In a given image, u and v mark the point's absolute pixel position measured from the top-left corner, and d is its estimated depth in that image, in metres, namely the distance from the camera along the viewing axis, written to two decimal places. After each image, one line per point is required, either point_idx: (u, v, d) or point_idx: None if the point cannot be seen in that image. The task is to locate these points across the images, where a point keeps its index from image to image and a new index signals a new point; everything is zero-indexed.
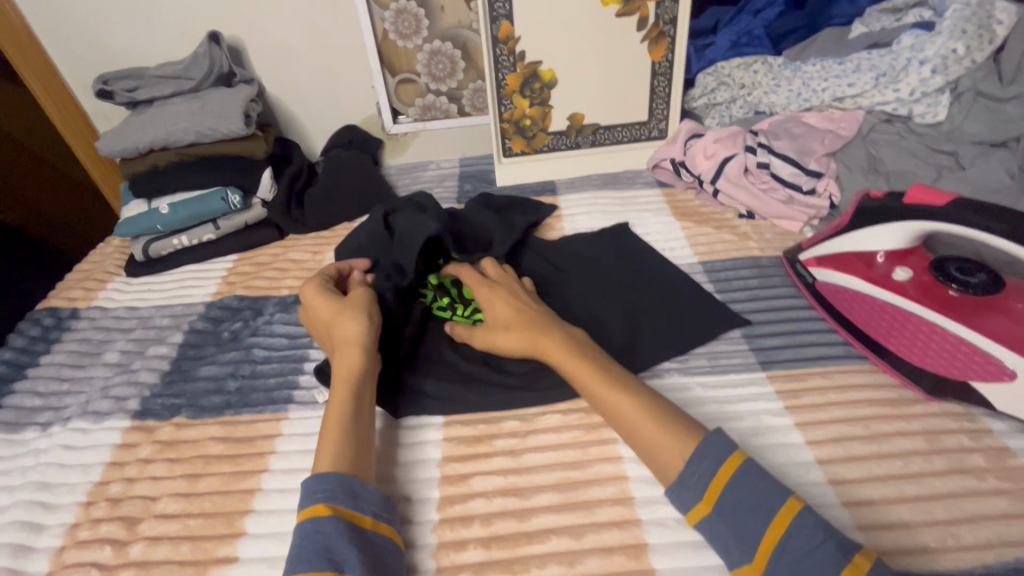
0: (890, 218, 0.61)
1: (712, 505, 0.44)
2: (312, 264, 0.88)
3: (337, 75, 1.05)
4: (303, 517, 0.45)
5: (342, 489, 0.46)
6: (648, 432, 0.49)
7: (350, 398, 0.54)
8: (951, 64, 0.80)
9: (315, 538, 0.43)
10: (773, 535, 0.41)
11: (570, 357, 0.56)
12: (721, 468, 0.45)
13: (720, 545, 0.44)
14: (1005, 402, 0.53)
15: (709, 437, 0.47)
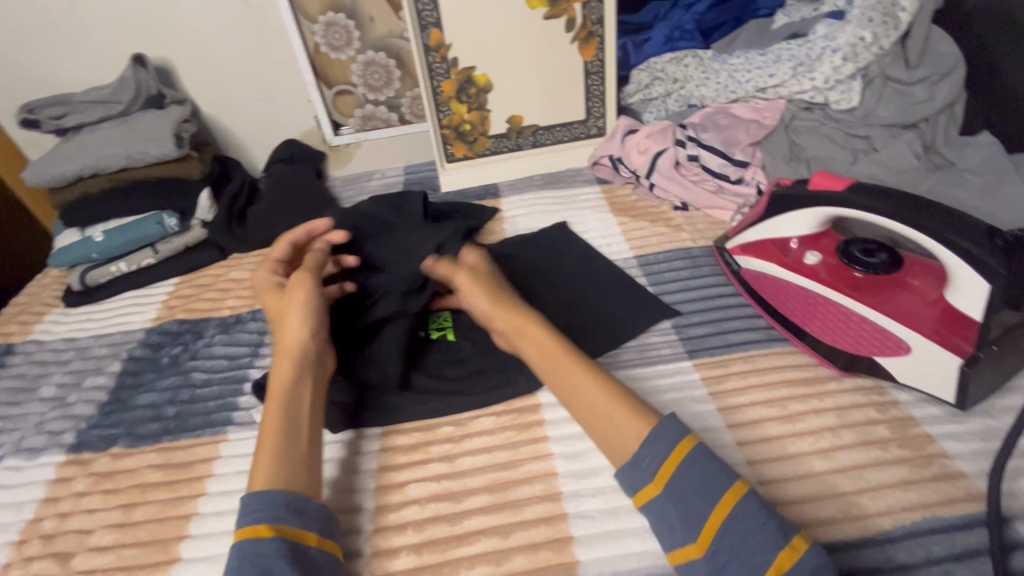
0: (799, 205, 0.63)
1: (662, 487, 0.45)
2: (254, 282, 0.87)
3: (274, 90, 1.05)
4: (244, 537, 0.44)
5: (286, 510, 0.46)
6: (616, 414, 0.50)
7: (289, 411, 0.52)
8: (860, 52, 0.83)
9: (257, 562, 0.42)
10: (714, 521, 0.42)
11: (545, 335, 0.57)
12: (674, 450, 0.46)
13: (664, 528, 0.45)
14: (907, 375, 0.55)
15: (662, 423, 0.48)
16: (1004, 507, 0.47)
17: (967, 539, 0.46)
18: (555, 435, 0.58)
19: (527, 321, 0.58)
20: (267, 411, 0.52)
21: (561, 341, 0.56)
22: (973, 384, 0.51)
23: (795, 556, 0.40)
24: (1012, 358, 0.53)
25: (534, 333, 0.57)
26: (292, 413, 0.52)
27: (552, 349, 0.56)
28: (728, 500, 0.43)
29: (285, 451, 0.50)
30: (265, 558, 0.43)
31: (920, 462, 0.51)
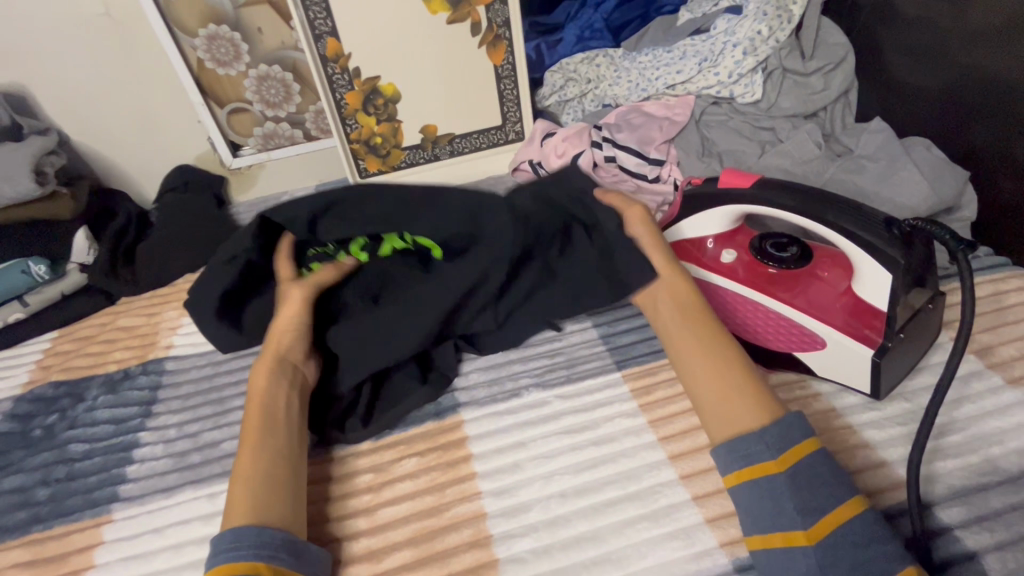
0: (710, 204, 0.62)
1: (785, 467, 0.44)
2: (146, 329, 0.78)
3: (156, 111, 0.95)
4: (238, 570, 0.42)
5: (287, 550, 0.44)
6: (733, 382, 0.50)
7: (266, 424, 0.52)
8: (758, 45, 0.84)
9: None
10: (835, 517, 0.42)
11: (693, 297, 0.57)
12: (801, 443, 0.45)
13: (766, 507, 0.44)
14: (824, 368, 0.56)
15: (791, 415, 0.47)
16: (924, 494, 0.48)
17: (892, 531, 0.46)
18: (483, 470, 0.54)
19: (681, 278, 0.58)
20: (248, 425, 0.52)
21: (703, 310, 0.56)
22: (885, 374, 0.52)
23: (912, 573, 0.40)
24: (918, 342, 0.54)
25: (682, 288, 0.58)
26: (269, 429, 0.51)
27: (694, 309, 0.56)
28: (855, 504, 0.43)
29: (263, 466, 0.49)
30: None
31: (844, 455, 0.52)
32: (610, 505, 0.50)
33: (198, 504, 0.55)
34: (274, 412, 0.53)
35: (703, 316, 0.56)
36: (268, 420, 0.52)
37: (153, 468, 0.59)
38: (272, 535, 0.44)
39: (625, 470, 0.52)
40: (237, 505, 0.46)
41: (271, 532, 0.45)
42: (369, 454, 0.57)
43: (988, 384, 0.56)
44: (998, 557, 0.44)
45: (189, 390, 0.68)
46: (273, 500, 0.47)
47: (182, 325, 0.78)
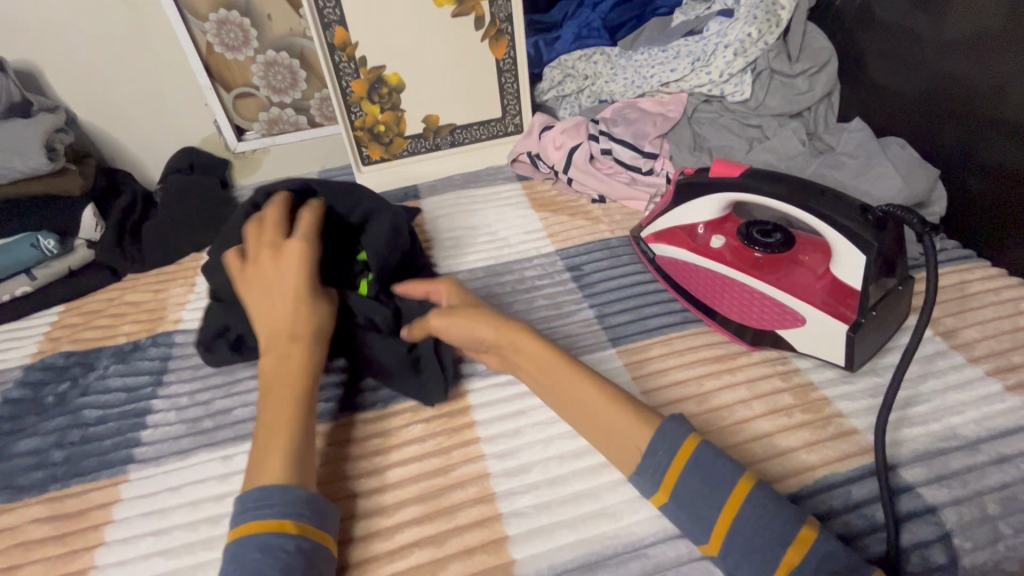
0: (701, 192, 0.66)
1: (669, 495, 0.46)
2: (154, 304, 0.80)
3: (164, 94, 0.96)
4: (262, 529, 0.43)
5: (308, 508, 0.45)
6: (601, 420, 0.50)
7: (283, 398, 0.51)
8: (748, 47, 0.89)
9: (279, 555, 0.42)
10: (727, 515, 0.43)
11: (537, 348, 0.54)
12: (675, 460, 0.46)
13: (678, 523, 0.46)
14: (804, 344, 0.60)
15: (667, 421, 0.48)
16: (891, 456, 0.53)
17: (862, 489, 0.51)
18: (486, 435, 0.57)
19: (522, 333, 0.55)
20: (268, 401, 0.52)
21: (558, 356, 0.53)
22: (859, 348, 0.56)
23: (807, 546, 0.41)
24: (889, 321, 0.58)
25: (526, 347, 0.54)
26: (291, 400, 0.51)
27: (546, 361, 0.53)
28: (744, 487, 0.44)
29: (285, 435, 0.49)
30: (287, 558, 0.42)
31: (821, 424, 0.56)
32: (605, 466, 0.54)
33: (213, 465, 0.58)
34: (292, 385, 0.52)
35: (556, 364, 0.53)
36: (285, 393, 0.52)
37: (167, 432, 0.61)
38: (295, 495, 0.45)
39: None
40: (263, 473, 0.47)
41: (293, 493, 0.45)
42: (377, 419, 0.60)
43: (951, 362, 0.61)
44: (954, 510, 0.49)
45: (199, 361, 0.70)
46: (293, 466, 0.47)
47: (190, 301, 0.80)
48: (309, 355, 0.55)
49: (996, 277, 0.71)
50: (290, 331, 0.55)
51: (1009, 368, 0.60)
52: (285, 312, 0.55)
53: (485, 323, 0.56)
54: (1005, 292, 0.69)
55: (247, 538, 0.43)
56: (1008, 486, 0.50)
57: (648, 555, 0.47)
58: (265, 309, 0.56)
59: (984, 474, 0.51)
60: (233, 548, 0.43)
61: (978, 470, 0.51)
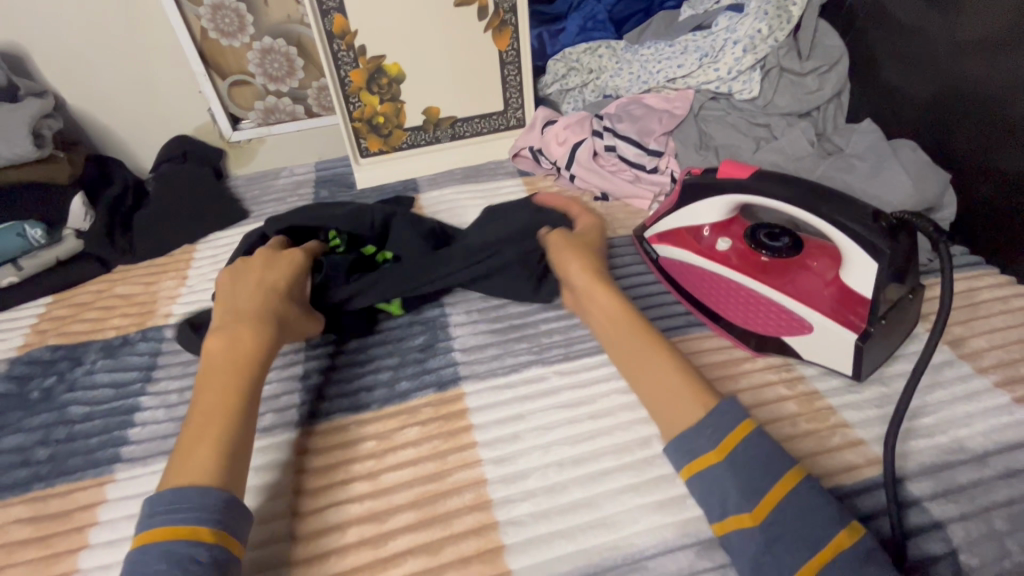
0: (709, 193, 0.64)
1: (724, 458, 0.46)
2: (144, 297, 0.78)
3: (156, 80, 0.94)
4: (172, 537, 0.41)
5: (220, 511, 0.43)
6: (658, 376, 0.52)
7: (218, 389, 0.50)
8: (758, 43, 0.87)
9: (191, 567, 0.40)
10: (777, 493, 0.44)
11: (616, 307, 0.58)
12: (736, 429, 0.47)
13: (716, 495, 0.46)
14: (810, 351, 0.59)
15: (723, 403, 0.49)
16: (898, 469, 0.52)
17: (867, 502, 0.50)
18: (484, 439, 0.56)
19: (597, 288, 0.60)
20: (204, 390, 0.50)
21: (632, 315, 0.57)
22: (867, 358, 0.55)
23: (852, 535, 0.42)
24: (898, 329, 0.57)
25: (601, 301, 0.59)
26: (227, 391, 0.50)
27: (622, 322, 0.57)
28: (792, 477, 0.45)
29: (220, 422, 0.48)
30: (192, 571, 0.40)
31: (826, 433, 0.55)
32: (605, 474, 0.52)
33: None
34: (231, 378, 0.51)
35: (633, 323, 0.57)
36: (225, 383, 0.51)
37: (155, 431, 0.60)
38: (212, 498, 0.43)
39: (617, 443, 0.55)
40: (186, 467, 0.45)
41: (214, 493, 0.44)
42: (373, 422, 0.58)
43: (959, 371, 0.60)
44: (962, 526, 0.47)
45: (190, 358, 0.68)
46: (218, 455, 0.46)
47: (181, 294, 0.78)
48: (259, 345, 0.54)
49: (1004, 285, 0.70)
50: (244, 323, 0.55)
51: (1017, 380, 0.59)
52: (246, 307, 0.57)
53: (577, 273, 0.62)
54: (1012, 301, 0.68)
55: (154, 546, 0.41)
56: (1016, 502, 0.49)
57: (648, 567, 0.46)
58: (233, 303, 0.57)
59: (991, 489, 0.50)
60: (133, 559, 0.41)
61: (986, 484, 0.50)
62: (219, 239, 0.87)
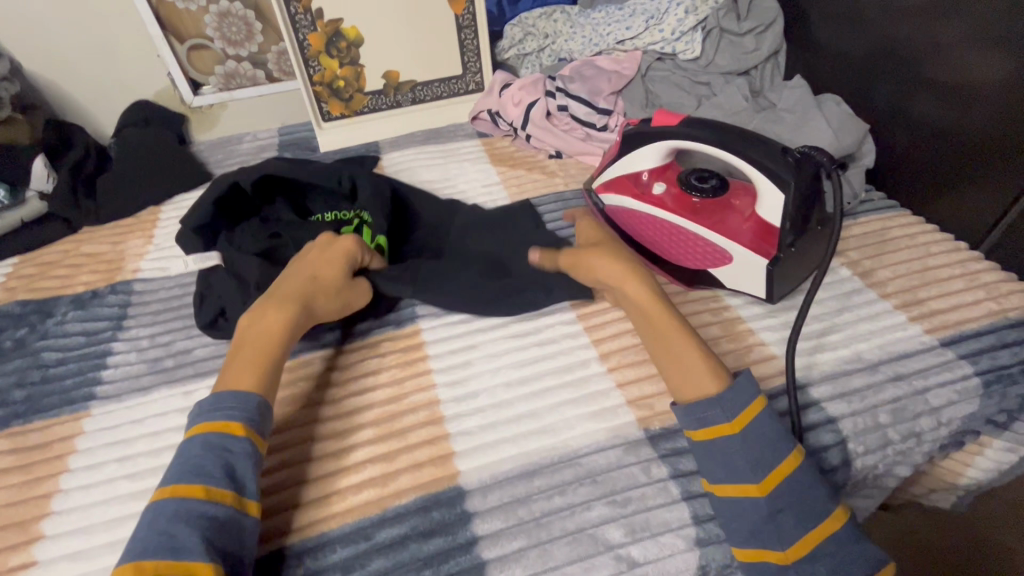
0: (645, 139, 0.69)
1: (739, 429, 0.47)
2: (111, 255, 0.80)
3: (113, 44, 0.94)
4: (207, 430, 0.47)
5: (258, 414, 0.49)
6: (676, 350, 0.53)
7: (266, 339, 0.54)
8: (699, 6, 0.92)
9: (219, 451, 0.46)
10: (784, 469, 0.45)
11: (643, 297, 0.57)
12: (751, 404, 0.48)
13: (722, 463, 0.47)
14: (730, 279, 0.65)
15: (711, 358, 0.51)
16: (804, 378, 0.58)
17: (773, 405, 0.56)
18: (439, 366, 0.61)
19: (631, 279, 0.58)
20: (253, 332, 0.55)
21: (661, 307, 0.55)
22: (777, 281, 0.62)
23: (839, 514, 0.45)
24: (808, 258, 0.63)
25: (633, 293, 0.57)
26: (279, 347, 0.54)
27: (650, 311, 0.56)
28: (795, 458, 0.46)
29: (268, 363, 0.53)
30: (220, 455, 0.45)
31: (745, 350, 0.62)
32: (547, 391, 0.58)
33: (174, 399, 0.60)
34: (277, 322, 0.55)
35: (662, 315, 0.55)
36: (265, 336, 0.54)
37: (128, 371, 0.63)
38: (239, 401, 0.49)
39: (559, 366, 0.60)
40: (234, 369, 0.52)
41: (239, 398, 0.49)
42: (335, 356, 0.63)
43: (864, 297, 0.67)
44: (852, 420, 0.55)
45: (159, 307, 0.71)
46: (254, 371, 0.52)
47: (148, 252, 0.80)
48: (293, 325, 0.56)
49: (912, 225, 0.77)
50: (302, 294, 0.57)
51: (914, 302, 0.66)
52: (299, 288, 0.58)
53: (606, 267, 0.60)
54: (918, 238, 0.75)
55: (197, 439, 0.46)
56: (900, 399, 0.56)
57: (582, 463, 0.52)
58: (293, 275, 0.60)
59: (880, 390, 0.57)
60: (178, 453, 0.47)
61: (877, 387, 0.57)
62: (185, 200, 0.90)
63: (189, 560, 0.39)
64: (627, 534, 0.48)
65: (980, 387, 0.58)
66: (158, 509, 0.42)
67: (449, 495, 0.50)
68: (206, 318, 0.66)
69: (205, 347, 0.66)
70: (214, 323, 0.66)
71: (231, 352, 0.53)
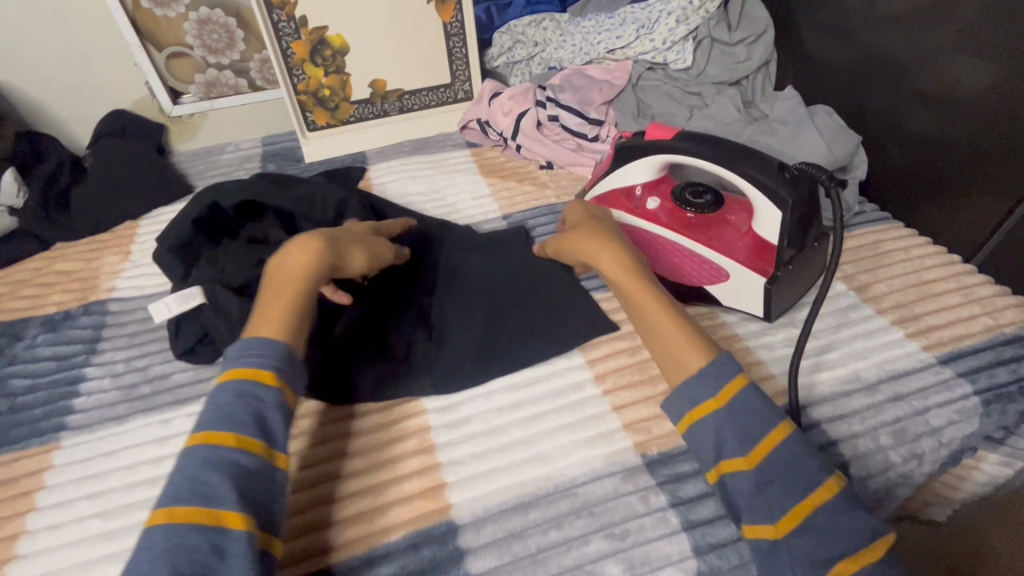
0: (639, 153, 0.68)
1: (722, 404, 0.47)
2: (85, 273, 0.77)
3: (87, 52, 0.91)
4: (237, 376, 0.46)
5: (286, 362, 0.48)
6: (659, 326, 0.53)
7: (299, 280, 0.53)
8: (690, 15, 0.91)
9: (249, 399, 0.45)
10: (763, 449, 0.45)
11: (615, 266, 0.57)
12: (732, 380, 0.48)
13: (711, 442, 0.47)
14: (726, 297, 0.64)
15: (706, 348, 0.51)
16: (804, 399, 0.57)
17: None
18: (429, 391, 0.59)
19: (603, 250, 0.59)
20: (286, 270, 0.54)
21: (631, 276, 0.56)
22: (775, 301, 0.60)
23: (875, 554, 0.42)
24: (805, 275, 0.62)
25: (605, 262, 0.58)
26: (303, 274, 0.53)
27: (620, 277, 0.57)
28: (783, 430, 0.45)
29: (292, 300, 0.51)
30: (251, 404, 0.45)
31: (743, 370, 0.60)
32: (541, 416, 0.56)
33: (150, 429, 0.57)
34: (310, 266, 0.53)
35: (634, 283, 0.56)
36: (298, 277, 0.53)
37: (101, 399, 0.60)
38: (272, 346, 0.48)
39: (553, 389, 0.59)
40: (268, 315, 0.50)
41: (274, 344, 0.48)
42: None
43: (861, 313, 0.66)
44: (854, 443, 0.54)
45: (135, 329, 0.68)
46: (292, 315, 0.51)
47: (125, 269, 0.77)
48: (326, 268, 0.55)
49: (907, 237, 0.77)
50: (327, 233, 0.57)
51: (911, 318, 0.66)
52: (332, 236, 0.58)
53: (580, 240, 0.61)
54: (912, 251, 0.75)
55: (227, 386, 0.46)
56: (901, 420, 0.55)
57: (578, 493, 0.50)
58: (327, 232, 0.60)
59: (881, 410, 0.56)
60: (210, 398, 0.46)
61: (876, 407, 0.56)
62: (163, 214, 0.86)
63: (221, 509, 0.40)
64: (626, 569, 0.46)
65: (979, 406, 0.57)
66: (193, 453, 0.42)
67: (441, 531, 0.48)
68: (182, 344, 0.64)
69: (183, 372, 0.63)
70: (191, 350, 0.64)
71: (259, 294, 0.53)
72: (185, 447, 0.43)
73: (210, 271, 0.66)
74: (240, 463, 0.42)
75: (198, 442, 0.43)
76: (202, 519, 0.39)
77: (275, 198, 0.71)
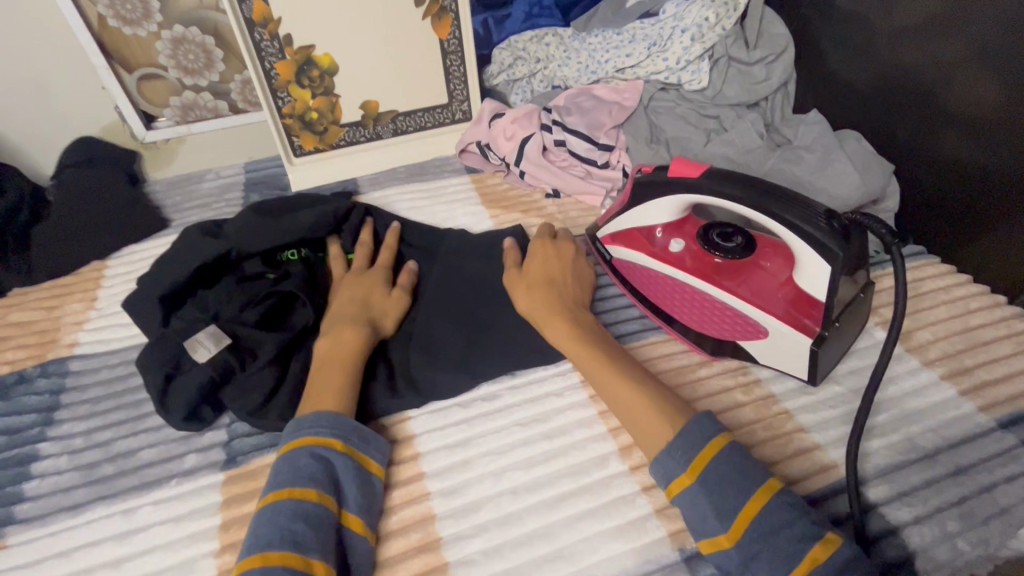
0: (662, 192, 0.61)
1: (697, 474, 0.44)
2: (44, 325, 0.69)
3: (50, 76, 0.83)
4: (309, 441, 0.47)
5: (351, 429, 0.49)
6: (617, 398, 0.51)
7: (340, 358, 0.54)
8: (706, 32, 0.84)
9: (324, 463, 0.46)
10: (751, 507, 0.42)
11: (564, 336, 0.56)
12: (711, 441, 0.45)
13: (694, 513, 0.44)
14: (764, 354, 0.58)
15: (695, 418, 0.47)
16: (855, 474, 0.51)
17: (825, 511, 0.49)
18: (433, 469, 0.52)
19: (551, 317, 0.58)
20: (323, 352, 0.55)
21: (582, 345, 0.55)
22: (822, 362, 0.54)
23: None
24: (851, 328, 0.56)
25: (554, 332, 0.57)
26: (354, 352, 0.54)
27: (573, 348, 0.55)
28: (766, 491, 0.43)
29: (340, 378, 0.52)
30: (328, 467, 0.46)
31: (784, 438, 0.54)
32: (560, 501, 0.49)
33: (112, 522, 0.50)
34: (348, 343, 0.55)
35: (587, 352, 0.54)
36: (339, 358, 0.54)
37: (56, 483, 0.53)
38: (329, 418, 0.48)
39: (572, 465, 0.52)
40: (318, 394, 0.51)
41: (332, 417, 0.49)
42: None
43: (908, 366, 0.60)
44: (915, 530, 0.47)
45: (98, 394, 0.61)
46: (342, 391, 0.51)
47: (89, 319, 0.69)
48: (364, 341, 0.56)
49: (946, 275, 0.71)
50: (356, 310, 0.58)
51: (962, 372, 0.60)
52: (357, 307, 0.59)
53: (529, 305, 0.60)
54: (954, 291, 0.69)
55: (299, 450, 0.46)
56: (965, 500, 0.49)
57: None
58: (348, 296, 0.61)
59: (942, 488, 0.50)
60: (280, 461, 0.46)
61: (937, 485, 0.50)
62: (132, 252, 0.78)
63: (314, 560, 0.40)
64: None
65: None
66: (275, 512, 0.42)
67: None
68: (181, 410, 0.55)
69: (151, 447, 0.55)
70: (193, 414, 0.56)
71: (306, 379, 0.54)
72: (262, 508, 0.43)
73: (202, 314, 0.60)
74: (322, 521, 0.42)
75: (280, 500, 0.43)
76: (294, 565, 0.39)
77: (271, 229, 0.66)
